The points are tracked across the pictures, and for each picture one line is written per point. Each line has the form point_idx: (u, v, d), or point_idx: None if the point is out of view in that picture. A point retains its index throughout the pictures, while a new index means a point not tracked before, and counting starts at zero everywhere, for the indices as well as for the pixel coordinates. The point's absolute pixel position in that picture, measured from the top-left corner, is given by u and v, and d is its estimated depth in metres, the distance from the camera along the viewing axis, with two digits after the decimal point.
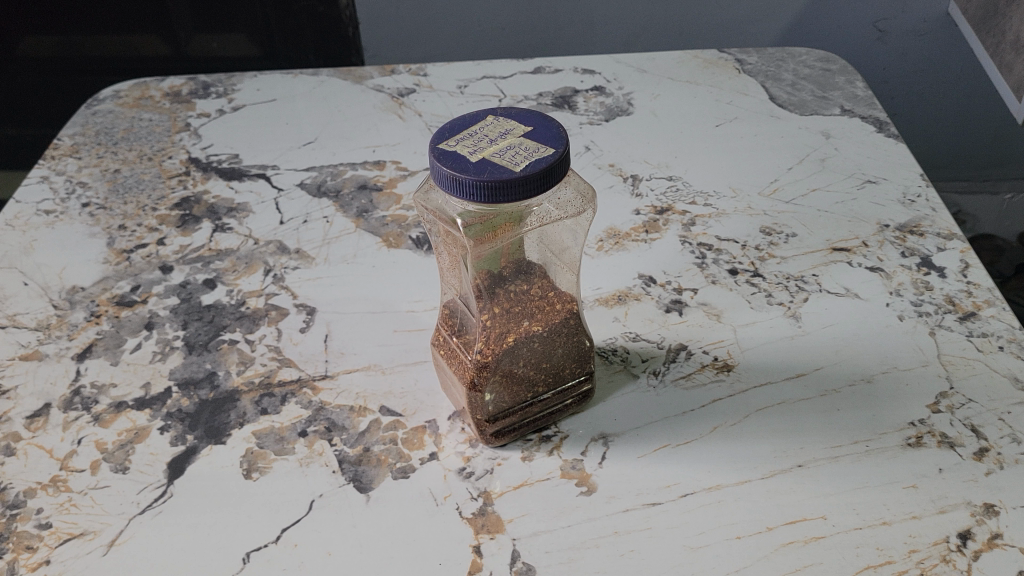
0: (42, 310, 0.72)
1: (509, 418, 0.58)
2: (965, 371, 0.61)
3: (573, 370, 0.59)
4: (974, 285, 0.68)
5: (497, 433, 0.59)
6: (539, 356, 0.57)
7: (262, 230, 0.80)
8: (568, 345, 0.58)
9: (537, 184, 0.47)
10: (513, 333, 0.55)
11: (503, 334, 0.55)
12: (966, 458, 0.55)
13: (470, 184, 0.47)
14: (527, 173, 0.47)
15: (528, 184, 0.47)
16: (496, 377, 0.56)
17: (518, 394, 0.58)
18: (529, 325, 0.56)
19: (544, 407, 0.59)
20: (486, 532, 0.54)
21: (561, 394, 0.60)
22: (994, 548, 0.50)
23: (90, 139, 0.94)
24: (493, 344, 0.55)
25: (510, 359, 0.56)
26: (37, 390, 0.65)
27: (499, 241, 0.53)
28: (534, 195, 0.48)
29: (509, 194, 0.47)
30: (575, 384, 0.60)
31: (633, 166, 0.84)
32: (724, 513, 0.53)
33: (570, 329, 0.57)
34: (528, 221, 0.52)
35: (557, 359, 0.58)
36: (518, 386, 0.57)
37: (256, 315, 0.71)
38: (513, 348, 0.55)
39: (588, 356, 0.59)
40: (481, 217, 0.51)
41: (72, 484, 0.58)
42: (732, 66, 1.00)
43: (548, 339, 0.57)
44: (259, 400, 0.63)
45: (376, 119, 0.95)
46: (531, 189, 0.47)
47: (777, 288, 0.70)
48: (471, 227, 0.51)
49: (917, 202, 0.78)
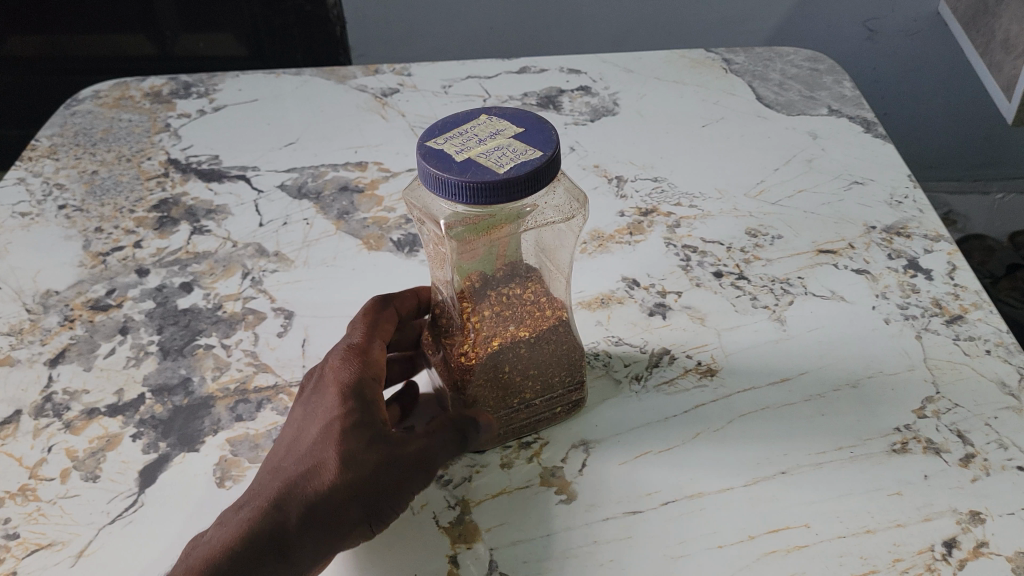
0: (15, 315, 0.71)
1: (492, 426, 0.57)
2: (951, 375, 0.60)
3: (563, 381, 0.58)
4: (961, 287, 0.67)
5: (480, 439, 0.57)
6: (529, 365, 0.56)
7: (240, 233, 0.79)
8: (559, 356, 0.57)
9: (522, 189, 0.46)
10: (500, 338, 0.54)
11: (489, 339, 0.54)
12: (952, 464, 0.54)
13: (453, 183, 0.46)
14: (510, 177, 0.45)
15: (510, 187, 0.46)
16: (481, 383, 0.55)
17: (504, 403, 0.56)
18: (518, 332, 0.54)
19: (530, 417, 0.58)
20: (462, 542, 0.53)
21: (549, 404, 0.58)
22: (979, 557, 0.49)
23: (68, 140, 0.92)
24: (478, 348, 0.54)
25: (496, 364, 0.54)
26: (8, 396, 0.63)
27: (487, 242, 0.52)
28: (519, 198, 0.47)
29: (492, 195, 0.46)
30: (564, 394, 0.58)
31: (618, 167, 0.83)
32: (706, 521, 0.52)
33: (560, 338, 0.56)
34: (521, 226, 0.51)
35: (547, 368, 0.56)
36: (504, 393, 0.56)
37: (233, 319, 0.69)
38: (499, 352, 0.54)
39: (580, 367, 0.58)
40: (468, 221, 0.50)
41: (41, 493, 0.57)
42: (719, 65, 0.99)
43: (536, 346, 0.55)
44: (235, 407, 0.62)
45: (359, 119, 0.93)
46: (515, 193, 0.46)
47: (762, 292, 0.69)
48: (458, 229, 0.50)
49: (905, 203, 0.77)
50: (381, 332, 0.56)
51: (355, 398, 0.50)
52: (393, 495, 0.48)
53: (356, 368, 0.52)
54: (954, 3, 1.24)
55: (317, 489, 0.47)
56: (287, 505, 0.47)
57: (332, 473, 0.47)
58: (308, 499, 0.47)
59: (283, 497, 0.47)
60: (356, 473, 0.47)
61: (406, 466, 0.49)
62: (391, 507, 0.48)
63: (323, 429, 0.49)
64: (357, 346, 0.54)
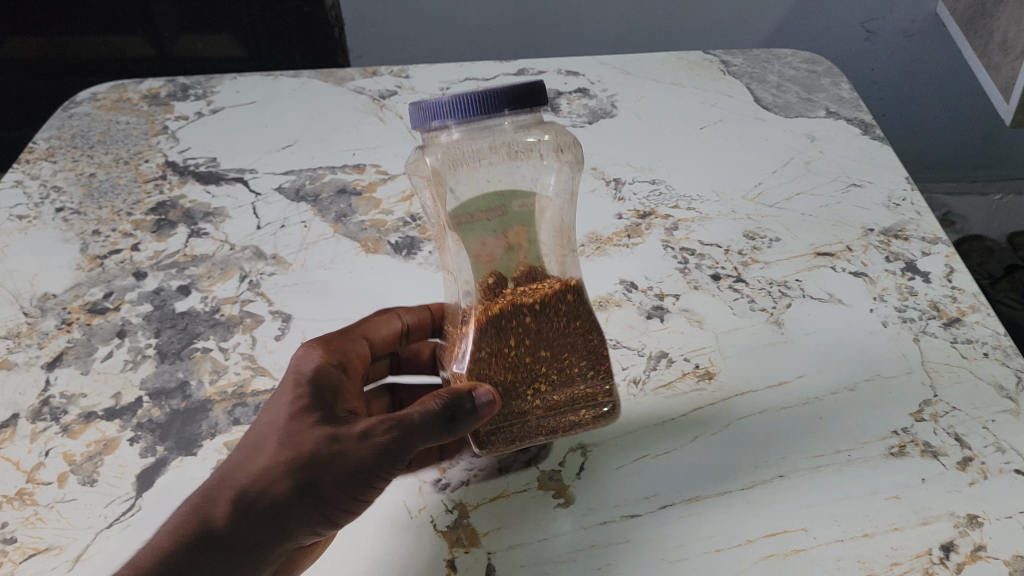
0: (12, 318, 0.71)
1: (502, 412, 0.52)
2: (949, 378, 0.60)
3: (585, 366, 0.54)
4: (959, 290, 0.67)
5: (492, 433, 0.53)
6: (540, 339, 0.52)
7: (238, 235, 0.78)
8: (573, 333, 0.53)
9: (502, 99, 0.45)
10: (499, 303, 0.52)
11: (488, 307, 0.52)
12: (950, 467, 0.54)
13: (435, 105, 0.46)
14: (487, 90, 0.45)
15: (490, 96, 0.45)
16: (486, 355, 0.52)
17: (517, 385, 0.52)
18: (520, 299, 0.52)
19: (548, 407, 0.53)
20: (461, 546, 0.53)
21: (569, 392, 0.54)
22: (977, 560, 0.49)
23: (65, 143, 0.92)
24: (476, 314, 0.52)
25: (500, 333, 0.52)
26: (5, 400, 0.63)
27: (503, 237, 0.54)
28: (502, 112, 0.46)
29: (472, 108, 0.45)
30: (588, 380, 0.54)
31: (616, 169, 0.83)
32: (703, 525, 0.52)
33: (567, 311, 0.53)
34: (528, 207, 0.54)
35: (563, 347, 0.53)
36: (515, 371, 0.52)
37: (230, 322, 0.69)
38: (501, 318, 0.52)
39: (603, 352, 0.54)
40: (484, 213, 0.53)
41: (38, 497, 0.56)
42: (717, 67, 0.99)
43: (542, 317, 0.52)
44: (232, 410, 0.62)
45: (357, 122, 0.93)
46: (513, 99, 0.45)
47: (759, 294, 0.69)
48: (469, 217, 0.53)
49: (902, 205, 0.77)
50: (359, 335, 0.59)
51: (307, 388, 0.52)
52: (327, 482, 0.48)
53: (318, 361, 0.54)
54: (952, 4, 1.24)
55: (251, 476, 0.48)
56: (223, 492, 0.48)
57: (265, 459, 0.49)
58: (239, 486, 0.48)
59: (221, 482, 0.49)
60: (286, 458, 0.48)
61: (343, 449, 0.48)
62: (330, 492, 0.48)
63: (270, 419, 0.51)
64: (325, 345, 0.56)
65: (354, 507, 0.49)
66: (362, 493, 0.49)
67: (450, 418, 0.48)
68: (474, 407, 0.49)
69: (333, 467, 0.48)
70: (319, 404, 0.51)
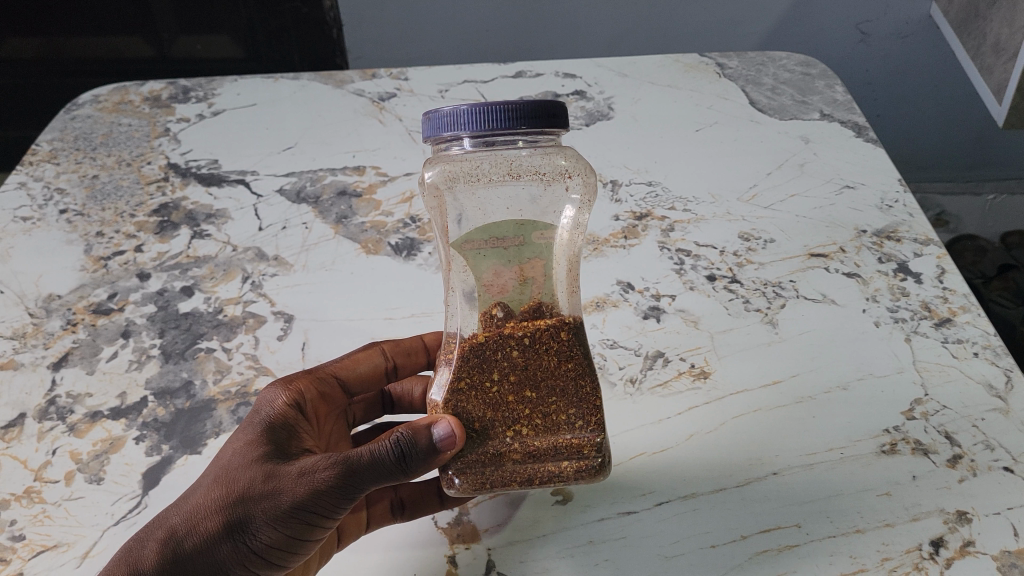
0: (17, 319, 0.72)
1: (475, 450, 0.48)
2: (940, 377, 0.61)
3: (574, 414, 0.48)
4: (950, 291, 0.69)
5: (463, 475, 0.48)
6: (526, 376, 0.48)
7: (240, 237, 0.80)
8: (564, 374, 0.48)
9: (507, 115, 0.43)
10: (489, 331, 0.48)
11: (478, 336, 0.48)
12: (940, 465, 0.55)
13: (440, 115, 0.45)
14: (492, 105, 0.44)
15: (492, 110, 0.43)
16: (466, 389, 0.48)
17: (495, 424, 0.48)
18: (510, 330, 0.48)
19: (528, 453, 0.48)
20: (461, 542, 0.54)
21: (553, 441, 0.48)
22: (965, 555, 0.50)
23: (68, 145, 0.93)
24: (463, 343, 0.49)
25: (482, 364, 0.48)
26: (12, 399, 0.64)
27: (517, 269, 0.50)
28: (504, 128, 0.44)
29: (473, 121, 0.44)
30: (575, 434, 0.48)
31: (613, 171, 0.84)
32: (699, 522, 0.53)
33: (563, 352, 0.48)
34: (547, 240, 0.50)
35: (550, 389, 0.48)
36: (495, 410, 0.48)
37: (233, 323, 0.70)
38: (485, 348, 0.48)
39: (597, 402, 0.49)
40: (497, 242, 0.50)
41: (46, 495, 0.57)
42: (713, 70, 1.00)
43: (532, 354, 0.48)
44: (236, 409, 0.63)
45: (356, 124, 0.94)
46: (532, 117, 0.44)
47: (754, 295, 0.70)
48: (482, 246, 0.50)
49: (895, 207, 0.78)
50: (330, 374, 0.57)
51: (256, 427, 0.50)
52: (261, 521, 0.45)
53: (276, 399, 0.53)
54: (945, 5, 1.26)
55: (182, 515, 0.46)
56: (155, 532, 0.46)
57: (201, 496, 0.47)
58: (172, 523, 0.46)
59: (158, 520, 0.47)
60: (217, 496, 0.46)
61: (280, 486, 0.45)
62: (262, 532, 0.46)
63: (216, 458, 0.49)
64: (287, 381, 0.55)
65: (294, 548, 0.47)
66: (299, 533, 0.46)
67: (398, 454, 0.45)
68: (429, 443, 0.45)
69: (268, 504, 0.45)
70: (264, 441, 0.49)
